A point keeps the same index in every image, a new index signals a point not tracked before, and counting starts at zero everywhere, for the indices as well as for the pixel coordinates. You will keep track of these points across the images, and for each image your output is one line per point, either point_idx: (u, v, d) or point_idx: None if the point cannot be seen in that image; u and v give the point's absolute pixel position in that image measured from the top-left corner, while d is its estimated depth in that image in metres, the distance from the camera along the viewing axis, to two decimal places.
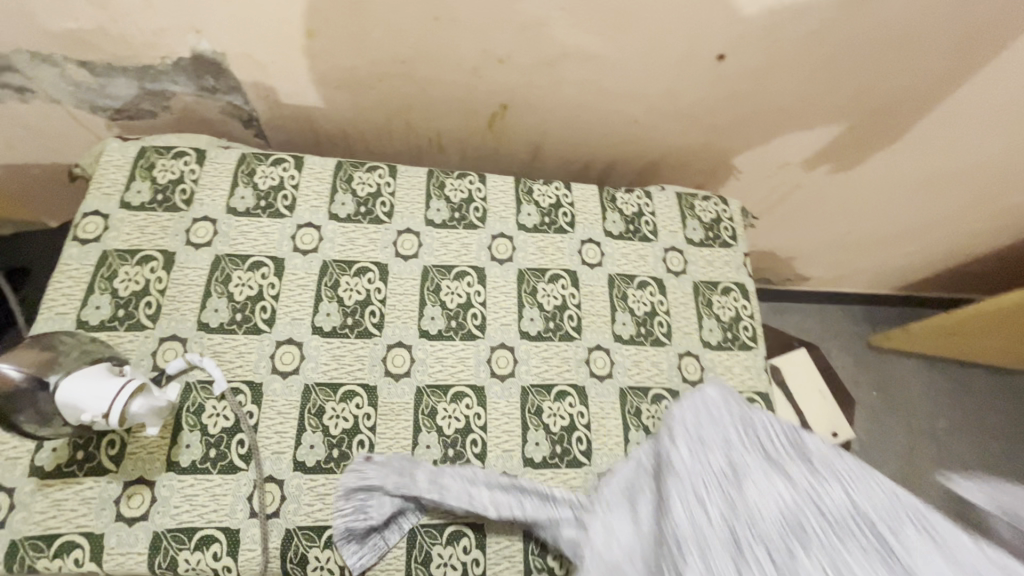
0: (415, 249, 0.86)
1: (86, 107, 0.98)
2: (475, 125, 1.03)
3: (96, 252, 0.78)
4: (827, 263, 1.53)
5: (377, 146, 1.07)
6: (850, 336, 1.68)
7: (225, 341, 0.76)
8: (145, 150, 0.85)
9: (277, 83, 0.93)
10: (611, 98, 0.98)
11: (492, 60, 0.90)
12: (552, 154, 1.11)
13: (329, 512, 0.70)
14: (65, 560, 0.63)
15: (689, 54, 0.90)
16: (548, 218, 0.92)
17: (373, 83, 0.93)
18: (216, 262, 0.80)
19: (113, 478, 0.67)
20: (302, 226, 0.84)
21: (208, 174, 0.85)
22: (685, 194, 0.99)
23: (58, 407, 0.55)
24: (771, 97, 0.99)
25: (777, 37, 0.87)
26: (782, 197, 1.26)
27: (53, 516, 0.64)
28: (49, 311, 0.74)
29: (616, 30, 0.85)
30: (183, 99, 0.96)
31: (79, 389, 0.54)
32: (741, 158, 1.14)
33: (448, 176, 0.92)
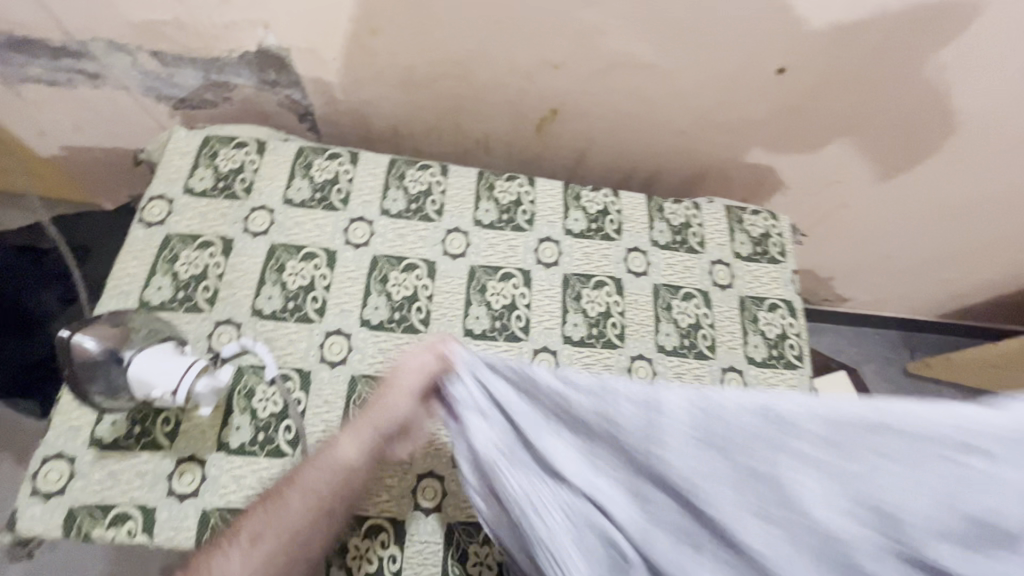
0: (463, 248, 0.87)
1: (152, 95, 1.01)
2: (525, 129, 1.04)
3: (159, 235, 0.81)
4: (870, 286, 1.49)
5: (425, 145, 1.09)
6: (887, 362, 1.63)
7: (277, 328, 0.77)
8: (209, 139, 0.88)
9: (337, 80, 0.95)
10: (664, 107, 0.97)
11: (549, 66, 0.90)
12: (597, 161, 1.11)
13: (370, 502, 0.71)
14: (119, 530, 0.65)
15: (748, 68, 0.89)
16: (595, 224, 0.92)
17: (429, 83, 0.95)
18: (272, 251, 0.82)
19: (166, 454, 0.69)
20: (354, 220, 0.86)
21: (267, 165, 0.88)
22: (734, 207, 0.98)
23: (135, 366, 0.57)
24: (826, 114, 0.97)
25: (840, 53, 0.86)
26: (829, 215, 1.23)
27: (109, 487, 0.67)
28: (114, 289, 0.77)
29: (677, 40, 0.85)
30: (244, 91, 0.99)
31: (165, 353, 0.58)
32: (790, 173, 1.11)
33: (497, 178, 0.92)
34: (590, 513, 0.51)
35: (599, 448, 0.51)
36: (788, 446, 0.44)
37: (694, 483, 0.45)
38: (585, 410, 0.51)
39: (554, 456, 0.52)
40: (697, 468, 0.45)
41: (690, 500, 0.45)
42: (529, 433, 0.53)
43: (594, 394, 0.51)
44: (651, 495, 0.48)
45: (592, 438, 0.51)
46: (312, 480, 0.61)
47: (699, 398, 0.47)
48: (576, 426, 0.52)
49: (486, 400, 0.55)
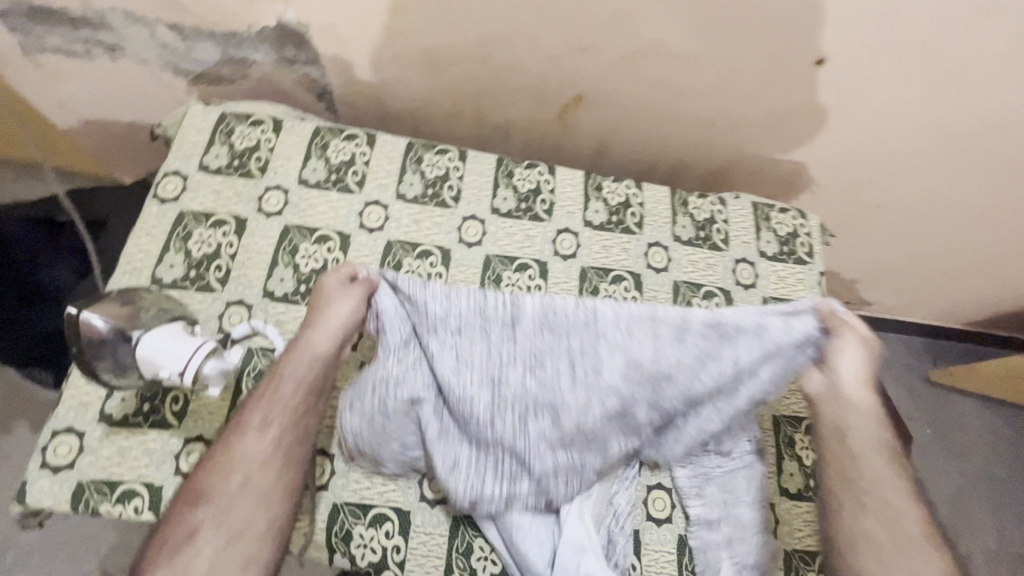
0: (479, 237, 0.85)
1: (170, 69, 1.00)
2: (546, 115, 1.01)
3: (173, 211, 0.80)
4: (896, 291, 1.44)
5: (444, 128, 1.06)
6: (909, 369, 1.56)
7: (288, 311, 0.76)
8: (225, 115, 0.87)
9: (356, 58, 0.92)
10: (693, 98, 0.93)
11: (575, 50, 0.87)
12: (620, 151, 1.07)
13: (376, 491, 0.70)
14: (126, 506, 0.65)
15: (784, 59, 0.85)
16: (615, 217, 0.89)
17: (449, 65, 0.92)
18: (285, 232, 0.80)
19: (173, 433, 0.69)
20: (369, 204, 0.84)
21: (283, 144, 0.86)
22: (761, 204, 0.94)
23: (144, 344, 0.56)
24: (864, 110, 0.93)
25: (884, 45, 0.81)
26: (859, 216, 1.18)
27: (117, 463, 0.67)
28: (127, 265, 0.76)
29: (711, 26, 0.81)
30: (262, 68, 0.97)
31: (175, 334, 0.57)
32: (821, 170, 1.07)
33: (517, 165, 0.90)
34: (488, 384, 0.68)
35: (474, 345, 0.69)
36: (597, 326, 0.70)
37: (541, 352, 0.70)
38: (467, 315, 0.69)
39: (444, 353, 0.68)
40: (536, 345, 0.70)
41: (538, 366, 0.69)
42: (426, 335, 0.69)
43: (472, 296, 0.70)
44: (508, 378, 0.69)
45: (476, 333, 0.69)
46: (286, 376, 0.67)
47: (546, 306, 0.71)
48: (467, 323, 0.69)
49: (394, 314, 0.69)
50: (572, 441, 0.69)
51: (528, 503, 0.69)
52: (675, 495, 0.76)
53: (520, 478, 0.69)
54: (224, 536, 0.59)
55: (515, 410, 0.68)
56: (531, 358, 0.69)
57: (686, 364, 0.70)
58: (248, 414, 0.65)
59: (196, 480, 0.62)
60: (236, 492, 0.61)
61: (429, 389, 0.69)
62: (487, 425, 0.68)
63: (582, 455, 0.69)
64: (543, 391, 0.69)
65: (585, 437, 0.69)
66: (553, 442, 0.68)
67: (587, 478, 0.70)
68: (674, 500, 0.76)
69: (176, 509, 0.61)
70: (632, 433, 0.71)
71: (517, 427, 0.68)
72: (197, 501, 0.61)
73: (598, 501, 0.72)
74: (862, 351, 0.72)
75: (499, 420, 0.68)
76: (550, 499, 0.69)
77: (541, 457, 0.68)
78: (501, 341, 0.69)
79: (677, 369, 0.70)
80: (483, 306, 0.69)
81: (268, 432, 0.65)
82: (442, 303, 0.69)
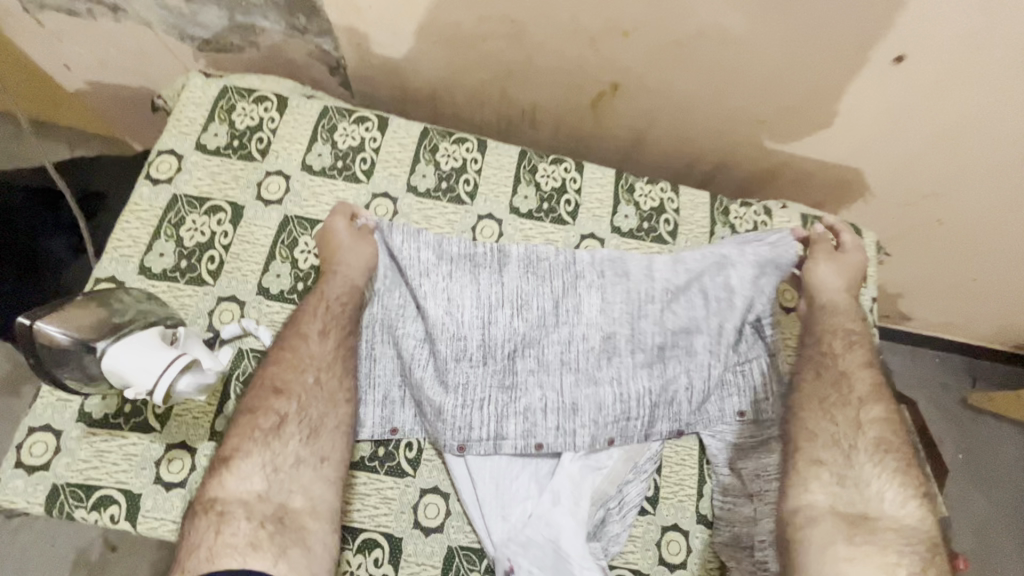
0: (494, 238, 0.77)
1: (175, 34, 0.92)
2: (579, 103, 0.91)
3: (166, 194, 0.74)
4: (947, 313, 1.32)
5: (465, 111, 0.97)
6: (945, 389, 1.43)
7: (283, 312, 0.71)
8: (226, 89, 0.80)
9: (372, 31, 0.84)
10: (746, 93, 0.83)
11: (615, 32, 0.77)
12: (657, 146, 0.97)
13: (367, 513, 0.65)
14: (101, 514, 0.61)
15: (856, 55, 0.73)
16: (647, 223, 0.80)
17: (474, 43, 0.83)
18: (284, 223, 0.74)
19: (155, 438, 0.64)
20: (377, 196, 0.77)
21: (288, 124, 0.79)
22: (811, 216, 0.85)
23: (115, 351, 0.51)
24: (941, 119, 0.81)
25: (978, 44, 0.69)
26: (916, 232, 1.06)
27: (94, 467, 0.62)
28: (114, 251, 0.71)
29: (777, 11, 0.69)
30: (272, 37, 0.89)
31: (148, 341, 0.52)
32: (880, 179, 0.95)
33: (541, 159, 0.81)
34: (476, 324, 0.70)
35: (463, 287, 0.70)
36: (575, 268, 0.74)
37: (528, 295, 0.72)
38: (457, 258, 0.71)
39: (433, 296, 0.69)
40: (522, 287, 0.72)
41: (520, 302, 0.71)
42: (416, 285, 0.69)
43: (462, 243, 0.72)
44: (496, 318, 0.70)
45: (464, 274, 0.71)
46: (328, 298, 0.67)
47: (529, 254, 0.73)
48: (457, 266, 0.71)
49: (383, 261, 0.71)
50: (552, 378, 0.71)
51: (516, 447, 0.69)
52: (691, 539, 0.69)
53: (505, 421, 0.69)
54: (307, 430, 0.60)
55: (503, 349, 0.70)
56: (517, 299, 0.71)
57: (659, 299, 0.73)
58: (304, 323, 0.65)
59: (268, 379, 0.62)
60: (312, 391, 0.62)
61: (419, 339, 0.70)
62: (475, 364, 0.70)
63: (571, 393, 0.71)
64: (532, 331, 0.71)
65: (570, 374, 0.71)
66: (540, 378, 0.71)
67: (579, 431, 0.69)
68: (691, 545, 0.68)
69: (253, 404, 0.60)
70: (624, 377, 0.72)
71: (505, 365, 0.70)
72: (272, 393, 0.61)
73: (608, 478, 0.68)
74: (841, 263, 0.74)
75: (488, 359, 0.70)
76: (538, 445, 0.69)
77: (528, 395, 0.70)
78: (489, 283, 0.71)
79: (648, 305, 0.73)
80: (472, 249, 0.72)
81: (328, 339, 0.65)
82: (433, 248, 0.71)
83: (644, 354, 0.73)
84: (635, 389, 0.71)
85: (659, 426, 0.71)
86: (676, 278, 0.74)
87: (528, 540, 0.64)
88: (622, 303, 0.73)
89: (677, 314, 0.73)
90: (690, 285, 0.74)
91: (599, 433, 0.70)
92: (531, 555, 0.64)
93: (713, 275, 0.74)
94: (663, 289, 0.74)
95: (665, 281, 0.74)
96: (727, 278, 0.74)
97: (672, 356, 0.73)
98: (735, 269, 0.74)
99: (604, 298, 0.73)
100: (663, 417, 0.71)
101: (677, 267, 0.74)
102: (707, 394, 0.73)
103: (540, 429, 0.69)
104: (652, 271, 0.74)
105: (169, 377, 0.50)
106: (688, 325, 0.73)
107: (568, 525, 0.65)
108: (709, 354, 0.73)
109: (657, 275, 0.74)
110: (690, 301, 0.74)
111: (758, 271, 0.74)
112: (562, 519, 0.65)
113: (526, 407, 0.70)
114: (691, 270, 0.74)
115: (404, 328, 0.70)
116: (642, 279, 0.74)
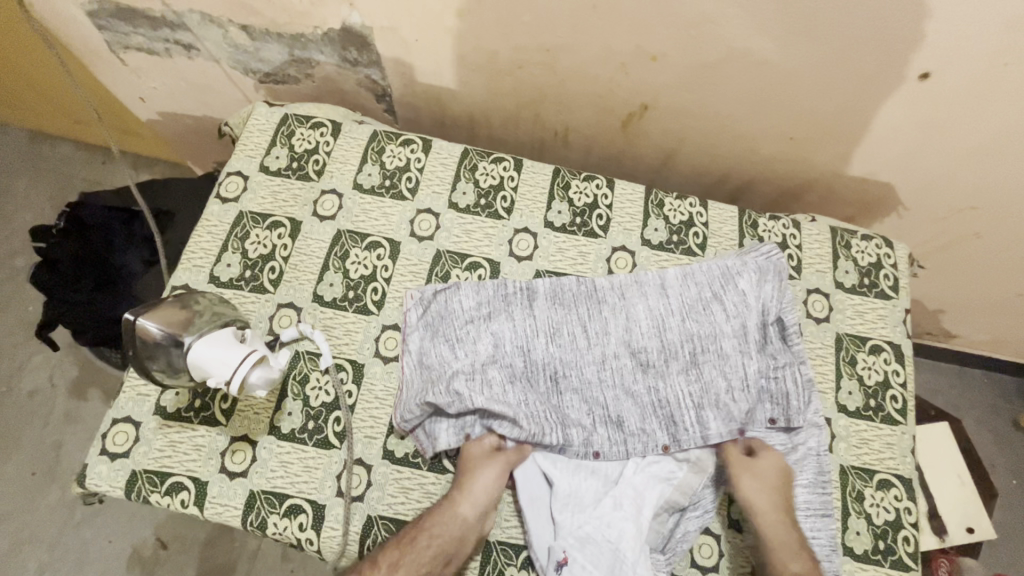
0: (530, 251, 0.82)
1: (240, 68, 1.02)
2: (610, 123, 0.96)
3: (233, 211, 0.82)
4: (994, 331, 1.27)
5: (501, 133, 1.03)
6: (990, 408, 1.38)
7: (336, 317, 0.77)
8: (287, 118, 0.88)
9: (416, 62, 0.91)
10: (773, 111, 0.86)
11: (644, 57, 0.81)
12: (687, 162, 1.01)
13: (411, 507, 0.69)
14: (173, 499, 0.67)
15: (880, 75, 0.75)
16: (676, 237, 0.84)
17: (511, 70, 0.88)
18: (337, 237, 0.81)
19: (221, 431, 0.70)
20: (421, 212, 0.83)
21: (341, 147, 0.86)
22: (840, 229, 0.86)
23: (201, 344, 0.60)
24: (970, 135, 0.81)
25: (1006, 61, 0.70)
26: (953, 246, 1.05)
27: (169, 456, 0.69)
28: (188, 262, 0.79)
29: (802, 36, 0.72)
30: (326, 69, 0.97)
31: (223, 339, 0.61)
32: (911, 194, 0.95)
33: (574, 177, 0.86)
34: (517, 353, 0.74)
35: (501, 323, 0.75)
36: (598, 293, 0.77)
37: (558, 323, 0.76)
38: (493, 299, 0.76)
39: (476, 341, 0.74)
40: (554, 316, 0.76)
41: (553, 329, 0.75)
42: (454, 340, 0.74)
43: (495, 283, 0.77)
44: (534, 346, 0.74)
45: (501, 314, 0.75)
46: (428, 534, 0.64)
47: (556, 283, 0.78)
48: (493, 305, 0.76)
49: (421, 321, 0.76)
50: (594, 395, 0.74)
51: (578, 454, 0.72)
52: (724, 543, 0.71)
53: (567, 430, 0.72)
54: None
55: (544, 374, 0.74)
56: (550, 327, 0.75)
57: (679, 311, 0.76)
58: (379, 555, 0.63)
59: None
60: None
61: (456, 385, 0.71)
62: (524, 388, 0.73)
63: (615, 406, 0.73)
64: (567, 355, 0.74)
65: (610, 390, 0.74)
66: (584, 395, 0.74)
67: (630, 441, 0.72)
68: (723, 549, 0.71)
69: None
70: (662, 386, 0.73)
71: (549, 387, 0.74)
72: None
73: (677, 489, 0.70)
74: (760, 478, 0.69)
75: (533, 383, 0.73)
76: (597, 454, 0.72)
77: (576, 410, 0.73)
78: (522, 317, 0.75)
79: (671, 320, 0.75)
80: (504, 288, 0.77)
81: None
82: (474, 295, 0.76)
83: (679, 364, 0.74)
84: (675, 395, 0.73)
85: (711, 427, 0.72)
86: (686, 291, 0.77)
87: (585, 535, 0.67)
88: (648, 319, 0.76)
89: (702, 323, 0.75)
90: (705, 298, 0.76)
91: (648, 440, 0.72)
92: (589, 551, 0.66)
93: (726, 283, 0.76)
94: (680, 301, 0.76)
95: (681, 294, 0.77)
96: (739, 287, 0.76)
97: (704, 361, 0.73)
98: (748, 274, 0.77)
99: (628, 318, 0.76)
100: (712, 414, 0.72)
101: (686, 280, 0.77)
102: (744, 401, 0.72)
103: (597, 438, 0.72)
104: (668, 288, 0.77)
105: (244, 367, 0.59)
106: (715, 331, 0.74)
107: (629, 528, 0.67)
108: (739, 357, 0.73)
109: (674, 294, 0.77)
110: (714, 309, 0.75)
111: (766, 275, 0.77)
112: (623, 522, 0.68)
113: (574, 420, 0.73)
114: (702, 285, 0.77)
115: (442, 373, 0.72)
116: (659, 294, 0.77)
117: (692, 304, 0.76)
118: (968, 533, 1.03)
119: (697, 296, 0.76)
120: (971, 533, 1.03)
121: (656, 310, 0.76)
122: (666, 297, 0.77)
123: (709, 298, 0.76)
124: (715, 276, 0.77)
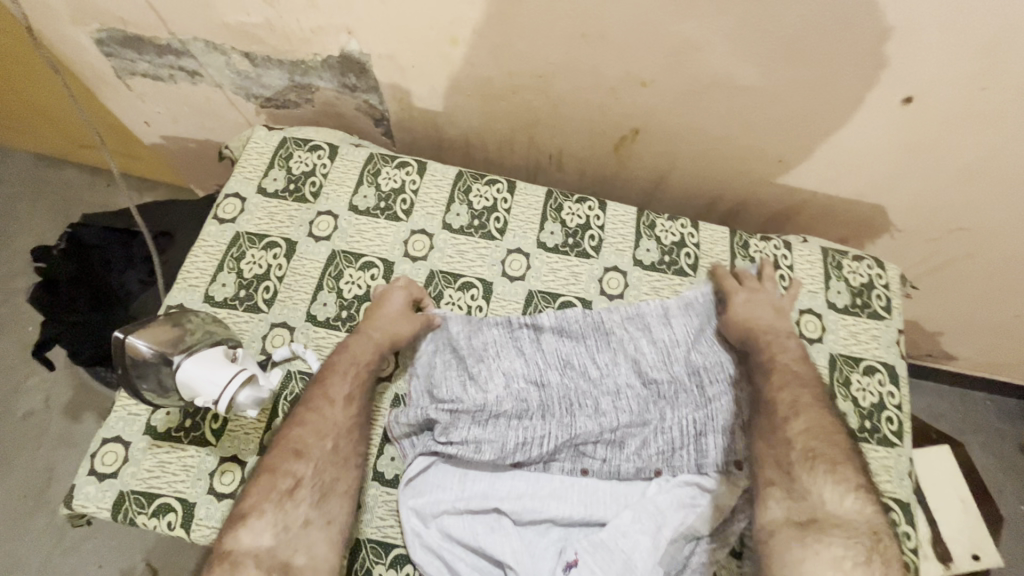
0: (523, 271, 0.82)
1: (242, 94, 1.04)
2: (602, 146, 0.97)
3: (230, 231, 0.83)
4: (993, 353, 1.26)
5: (496, 156, 1.05)
6: (992, 432, 1.36)
7: (328, 337, 0.77)
8: (286, 141, 0.90)
9: (413, 87, 0.93)
10: (761, 134, 0.87)
11: (634, 82, 0.83)
12: (679, 184, 1.02)
13: (399, 530, 0.69)
14: (159, 520, 0.67)
15: (862, 98, 0.77)
16: (668, 257, 0.84)
17: (505, 95, 0.90)
18: (332, 257, 0.81)
19: (211, 451, 0.70)
20: (416, 233, 0.84)
21: (337, 170, 0.88)
22: (831, 250, 0.87)
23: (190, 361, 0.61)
24: (955, 157, 0.83)
25: (984, 86, 0.72)
26: (944, 266, 1.05)
27: (157, 476, 0.68)
28: (184, 281, 0.79)
29: (786, 63, 0.74)
30: (325, 94, 1.00)
31: (211, 356, 0.62)
32: (902, 215, 0.96)
33: (566, 199, 0.87)
34: (530, 385, 0.74)
35: (512, 356, 0.75)
36: (606, 326, 0.77)
37: (568, 356, 0.76)
38: (499, 336, 0.76)
39: (478, 364, 0.74)
40: (562, 348, 0.76)
41: (563, 361, 0.76)
42: (467, 372, 0.74)
43: (502, 320, 0.77)
44: (546, 378, 0.74)
45: (511, 350, 0.75)
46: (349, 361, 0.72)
47: (561, 313, 0.78)
48: (502, 343, 0.76)
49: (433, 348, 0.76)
50: (610, 423, 0.72)
51: (564, 468, 0.72)
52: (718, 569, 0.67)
53: (557, 454, 0.72)
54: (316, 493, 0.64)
55: (559, 406, 0.73)
56: (560, 361, 0.76)
57: (685, 341, 0.76)
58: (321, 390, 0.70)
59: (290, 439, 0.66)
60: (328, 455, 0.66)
61: (453, 402, 0.72)
62: (536, 418, 0.72)
63: (623, 431, 0.72)
64: (579, 386, 0.74)
65: (625, 415, 0.73)
66: (599, 422, 0.72)
67: (626, 463, 0.71)
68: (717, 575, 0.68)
69: (272, 464, 0.64)
70: (671, 416, 0.73)
71: (564, 419, 0.72)
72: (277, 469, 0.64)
73: (702, 517, 0.68)
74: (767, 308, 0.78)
75: (546, 416, 0.72)
76: (584, 470, 0.72)
77: (588, 439, 0.71)
78: (532, 352, 0.76)
79: (677, 350, 0.76)
80: (511, 324, 0.77)
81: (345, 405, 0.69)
82: (481, 332, 0.76)
83: (688, 392, 0.74)
84: (682, 420, 0.72)
85: (709, 456, 0.71)
86: (687, 322, 0.78)
87: (598, 540, 0.66)
88: (653, 349, 0.76)
89: (706, 354, 0.76)
90: (703, 331, 0.78)
91: (646, 465, 0.71)
92: (600, 556, 0.65)
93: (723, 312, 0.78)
94: (685, 332, 0.77)
95: (683, 324, 0.78)
96: None
97: (710, 388, 0.74)
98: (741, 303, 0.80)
99: (634, 351, 0.76)
100: (711, 442, 0.71)
101: (687, 312, 0.79)
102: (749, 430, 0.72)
103: (588, 460, 0.72)
104: (672, 318, 0.78)
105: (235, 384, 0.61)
106: (721, 362, 0.75)
107: (645, 541, 0.66)
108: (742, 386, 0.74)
109: (679, 326, 0.77)
110: (717, 341, 0.77)
111: None
112: (639, 534, 0.66)
113: (578, 446, 0.72)
114: (702, 317, 0.79)
115: (442, 391, 0.73)
116: (663, 324, 0.78)
117: (696, 336, 0.77)
118: (974, 560, 1.00)
119: (696, 328, 0.78)
120: (978, 561, 1.00)
121: (660, 340, 0.77)
122: (672, 327, 0.77)
123: (708, 331, 0.78)
124: (713, 308, 0.79)
